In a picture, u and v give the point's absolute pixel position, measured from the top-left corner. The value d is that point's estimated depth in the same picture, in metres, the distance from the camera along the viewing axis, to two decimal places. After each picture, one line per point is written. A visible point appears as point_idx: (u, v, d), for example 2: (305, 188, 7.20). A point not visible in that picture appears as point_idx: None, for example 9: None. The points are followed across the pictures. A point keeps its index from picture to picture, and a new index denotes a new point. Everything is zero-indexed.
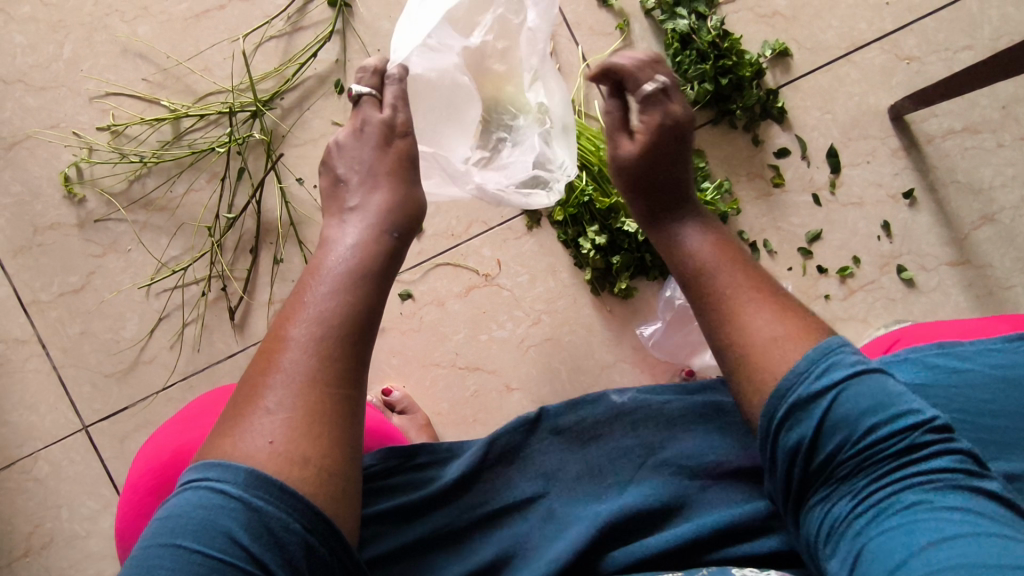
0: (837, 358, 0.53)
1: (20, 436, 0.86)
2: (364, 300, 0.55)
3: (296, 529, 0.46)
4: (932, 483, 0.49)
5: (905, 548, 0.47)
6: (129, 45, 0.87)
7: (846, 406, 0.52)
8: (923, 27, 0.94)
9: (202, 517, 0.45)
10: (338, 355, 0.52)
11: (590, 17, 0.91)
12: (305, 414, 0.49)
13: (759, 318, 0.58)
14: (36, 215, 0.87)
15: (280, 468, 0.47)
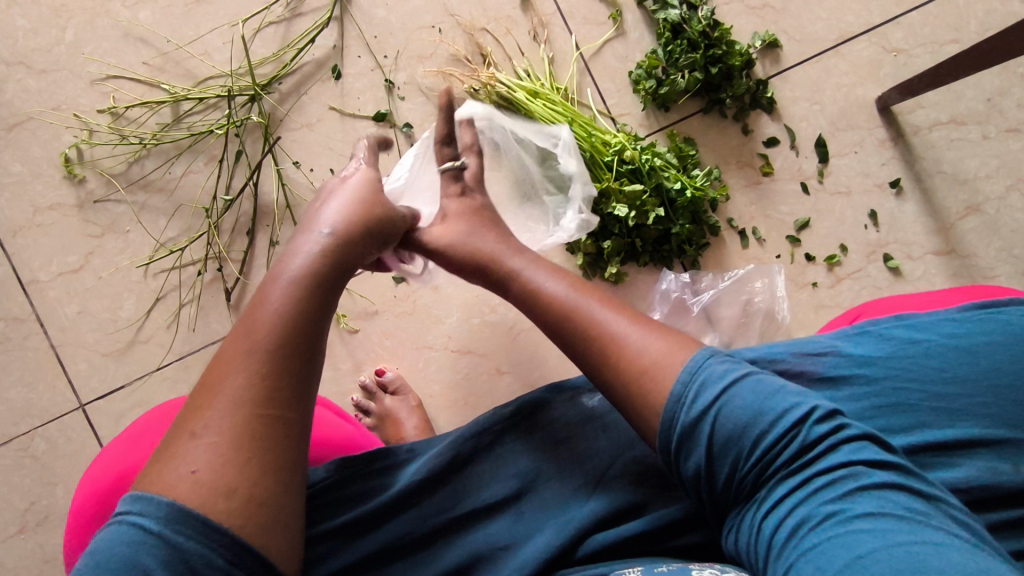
0: (702, 374, 0.49)
1: (17, 413, 0.87)
2: (309, 310, 0.52)
3: (218, 565, 0.42)
4: (839, 480, 0.44)
5: (827, 567, 0.39)
6: (130, 30, 0.89)
7: (735, 412, 0.47)
8: (909, 21, 0.96)
9: (122, 555, 0.41)
10: (285, 371, 0.49)
11: (583, 7, 0.93)
12: (240, 436, 0.46)
13: (634, 339, 0.54)
14: (36, 195, 0.88)
15: (192, 496, 0.43)
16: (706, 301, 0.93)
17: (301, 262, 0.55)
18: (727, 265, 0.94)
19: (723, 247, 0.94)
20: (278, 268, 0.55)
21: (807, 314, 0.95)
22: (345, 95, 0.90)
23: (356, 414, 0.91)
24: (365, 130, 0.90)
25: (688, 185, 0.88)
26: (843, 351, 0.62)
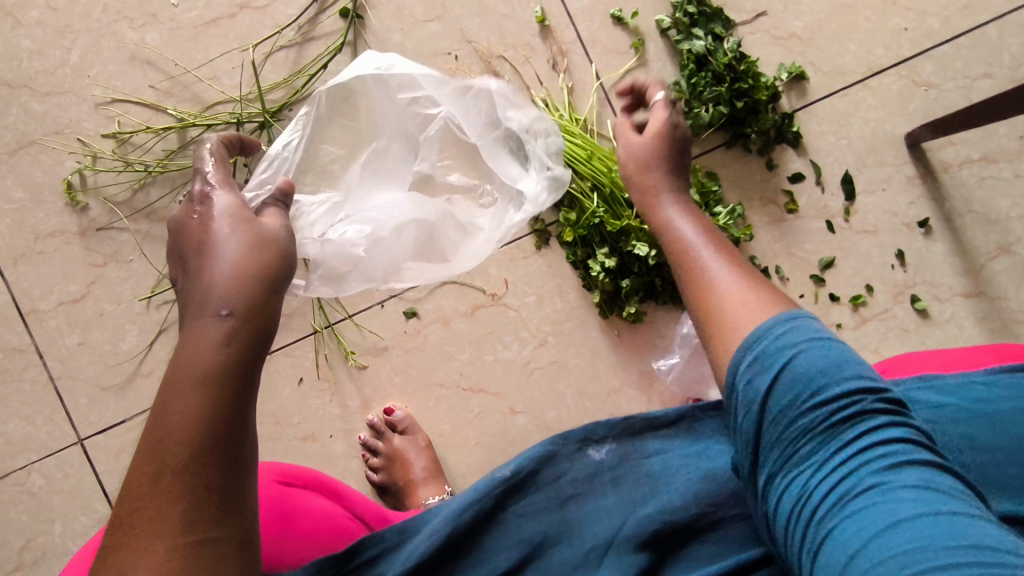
0: (790, 323, 0.57)
1: (14, 447, 0.85)
2: (220, 408, 0.50)
3: None
4: (889, 452, 0.50)
5: (869, 530, 0.46)
6: (137, 52, 0.86)
7: (803, 369, 0.53)
8: (941, 54, 0.93)
9: None
10: (206, 474, 0.48)
11: (604, 35, 0.90)
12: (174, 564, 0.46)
13: (725, 287, 0.64)
14: (38, 222, 0.85)
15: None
16: None
17: (201, 356, 0.50)
18: None
19: None
20: (177, 360, 0.51)
21: None
22: None
23: (363, 453, 0.88)
24: None
25: None
26: None
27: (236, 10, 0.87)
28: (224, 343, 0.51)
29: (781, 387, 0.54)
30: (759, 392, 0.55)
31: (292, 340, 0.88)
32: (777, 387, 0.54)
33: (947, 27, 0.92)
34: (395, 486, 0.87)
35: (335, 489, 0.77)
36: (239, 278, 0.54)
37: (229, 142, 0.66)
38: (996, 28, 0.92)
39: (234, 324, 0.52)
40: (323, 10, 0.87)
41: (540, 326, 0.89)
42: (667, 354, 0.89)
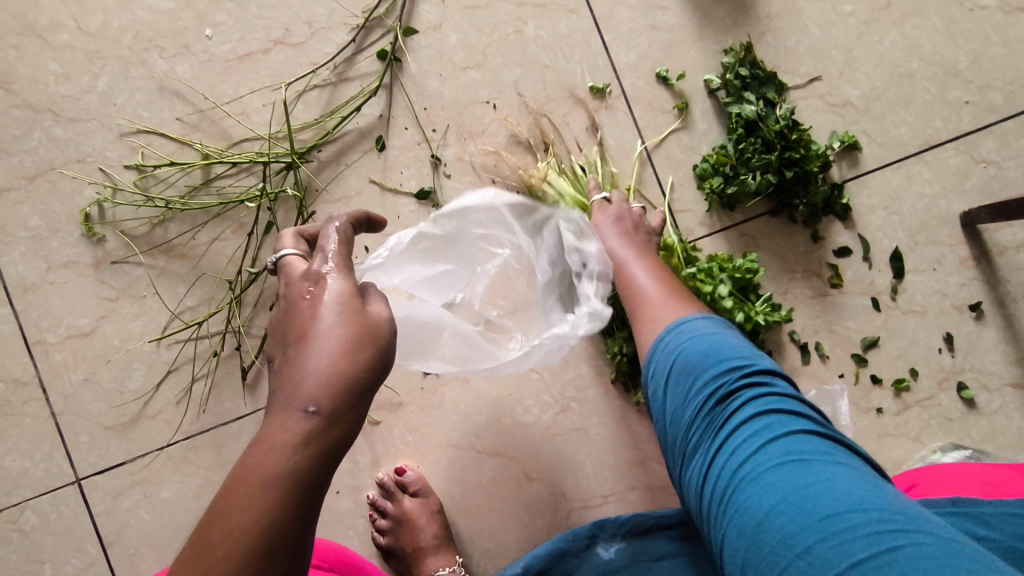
0: (680, 327, 0.67)
1: (8, 483, 0.81)
2: (281, 513, 0.46)
3: None
4: (761, 427, 0.57)
5: (751, 515, 0.52)
6: (166, 83, 0.83)
7: (688, 359, 0.64)
8: (1003, 130, 0.88)
9: None
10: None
11: (649, 92, 0.87)
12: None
13: (647, 293, 0.74)
14: (52, 251, 0.82)
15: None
16: None
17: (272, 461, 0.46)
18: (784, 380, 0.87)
19: (781, 361, 0.87)
20: (248, 457, 0.47)
21: (868, 442, 0.87)
22: (387, 169, 0.84)
23: (370, 513, 0.84)
24: (405, 209, 0.85)
25: (750, 316, 0.80)
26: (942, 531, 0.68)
27: (271, 45, 0.84)
28: (298, 448, 0.47)
29: (674, 390, 0.64)
30: (662, 400, 0.65)
31: None
32: (670, 391, 0.64)
33: (1011, 103, 0.88)
34: (402, 551, 0.82)
35: (357, 566, 0.83)
36: (335, 381, 0.50)
37: (357, 218, 0.59)
38: None
39: (317, 426, 0.49)
40: (360, 51, 0.85)
41: (563, 391, 0.85)
42: None
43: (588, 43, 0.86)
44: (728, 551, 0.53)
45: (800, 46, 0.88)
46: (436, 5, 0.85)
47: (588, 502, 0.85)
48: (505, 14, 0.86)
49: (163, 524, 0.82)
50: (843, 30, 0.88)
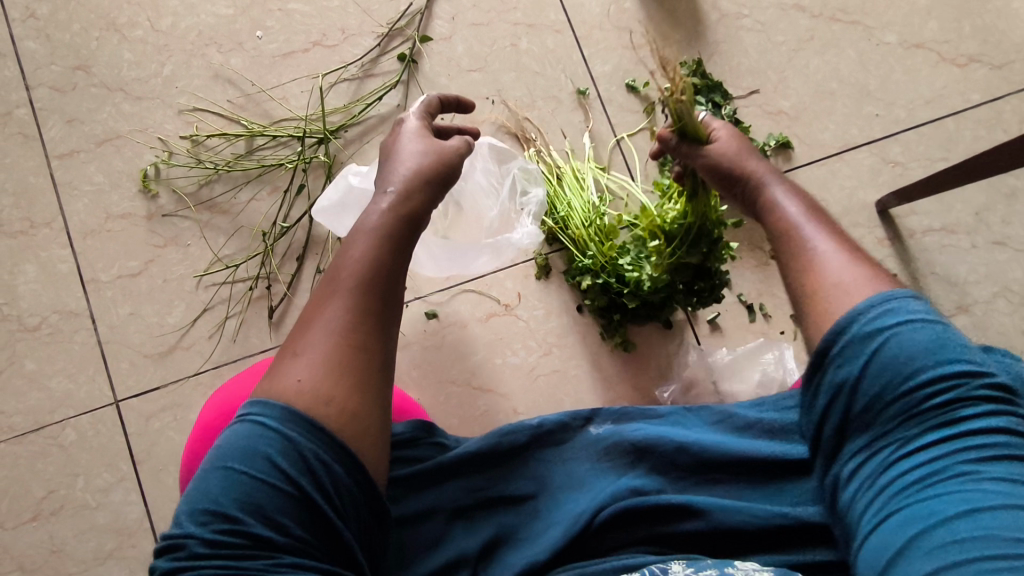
0: (900, 306, 0.56)
1: (54, 402, 0.92)
2: (382, 259, 0.59)
3: (325, 459, 0.50)
4: (989, 441, 0.51)
5: (938, 513, 0.50)
6: (220, 72, 1.01)
7: (911, 343, 0.54)
8: (907, 138, 1.08)
9: (245, 446, 0.49)
10: (371, 302, 0.56)
11: (620, 96, 1.06)
12: (336, 342, 0.54)
13: (831, 261, 0.61)
14: (112, 204, 0.96)
15: (309, 402, 0.51)
16: (724, 360, 0.98)
17: (375, 218, 0.61)
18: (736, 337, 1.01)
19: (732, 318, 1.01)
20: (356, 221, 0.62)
21: None
22: None
23: None
24: None
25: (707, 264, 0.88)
26: None
27: (310, 46, 1.02)
28: (382, 214, 0.61)
29: (878, 368, 0.55)
30: (859, 370, 0.56)
31: None
32: (874, 365, 0.55)
33: (912, 117, 1.08)
34: None
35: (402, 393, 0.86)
36: (417, 175, 0.65)
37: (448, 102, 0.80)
38: (954, 121, 1.08)
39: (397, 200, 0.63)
40: (383, 54, 1.03)
41: (545, 337, 0.99)
42: (668, 383, 0.98)
43: (570, 56, 1.06)
44: (891, 532, 0.52)
45: (741, 65, 1.08)
46: (447, 21, 1.05)
47: None
48: (503, 31, 1.05)
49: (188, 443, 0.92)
50: (776, 55, 1.09)
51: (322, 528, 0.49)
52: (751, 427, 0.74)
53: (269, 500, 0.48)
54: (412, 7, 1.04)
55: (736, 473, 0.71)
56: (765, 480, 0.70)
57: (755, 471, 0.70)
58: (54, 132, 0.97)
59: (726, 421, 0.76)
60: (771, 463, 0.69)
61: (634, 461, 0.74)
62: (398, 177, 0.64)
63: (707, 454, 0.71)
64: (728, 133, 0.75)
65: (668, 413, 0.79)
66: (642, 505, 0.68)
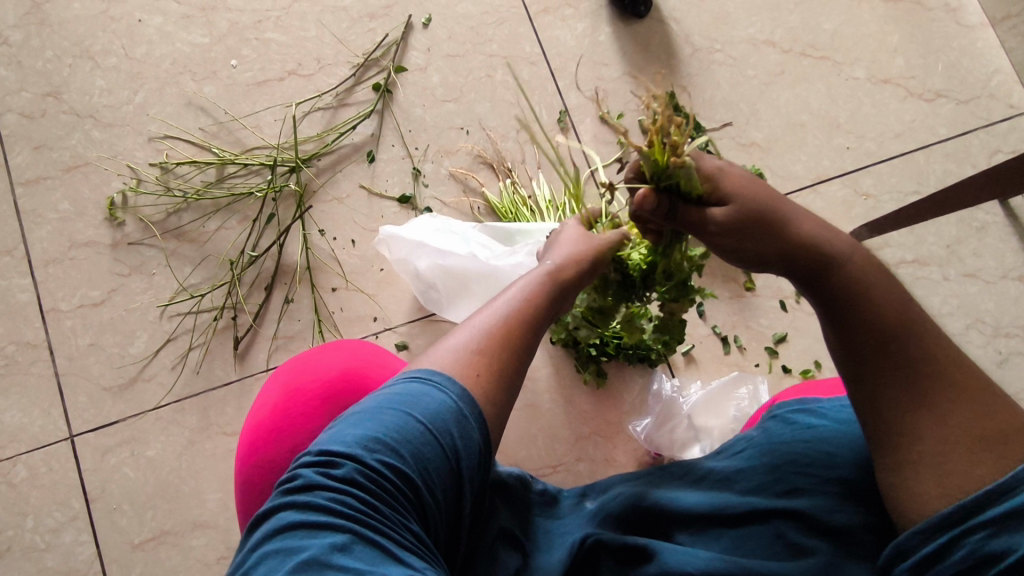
0: None
1: (6, 437, 0.89)
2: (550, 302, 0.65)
3: (475, 453, 0.55)
4: None
5: None
6: (193, 100, 1.00)
7: None
8: (878, 171, 1.09)
9: (430, 404, 0.54)
10: (525, 327, 0.61)
11: (594, 128, 1.06)
12: (490, 350, 0.58)
13: (936, 426, 0.51)
14: (76, 231, 0.94)
15: (473, 387, 0.56)
16: (696, 399, 0.97)
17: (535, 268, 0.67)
18: (710, 369, 1.00)
19: (705, 351, 1.00)
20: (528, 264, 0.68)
21: None
22: (375, 176, 1.00)
23: None
24: (388, 211, 1.00)
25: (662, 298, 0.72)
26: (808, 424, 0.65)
27: (285, 75, 1.02)
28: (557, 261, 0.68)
29: None
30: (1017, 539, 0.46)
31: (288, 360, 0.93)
32: None
33: (883, 150, 1.10)
34: None
35: None
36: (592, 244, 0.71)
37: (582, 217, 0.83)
38: (923, 155, 1.10)
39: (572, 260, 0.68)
40: (358, 83, 1.03)
41: None
42: (639, 417, 0.97)
43: (545, 87, 1.07)
44: None
45: (714, 99, 1.10)
46: (423, 52, 1.05)
47: (539, 471, 0.95)
48: (479, 62, 1.06)
49: (145, 480, 0.88)
50: (748, 88, 1.11)
51: (453, 499, 0.54)
52: (707, 477, 0.69)
53: (435, 457, 0.52)
54: (388, 38, 1.04)
55: (703, 527, 0.64)
56: (716, 528, 0.64)
57: (710, 520, 0.64)
58: (21, 158, 0.96)
59: (688, 475, 0.70)
60: (721, 515, 0.63)
61: (618, 523, 0.69)
62: (566, 243, 0.70)
63: (667, 507, 0.67)
64: (738, 181, 0.56)
65: (644, 475, 0.75)
66: (615, 541, 0.65)
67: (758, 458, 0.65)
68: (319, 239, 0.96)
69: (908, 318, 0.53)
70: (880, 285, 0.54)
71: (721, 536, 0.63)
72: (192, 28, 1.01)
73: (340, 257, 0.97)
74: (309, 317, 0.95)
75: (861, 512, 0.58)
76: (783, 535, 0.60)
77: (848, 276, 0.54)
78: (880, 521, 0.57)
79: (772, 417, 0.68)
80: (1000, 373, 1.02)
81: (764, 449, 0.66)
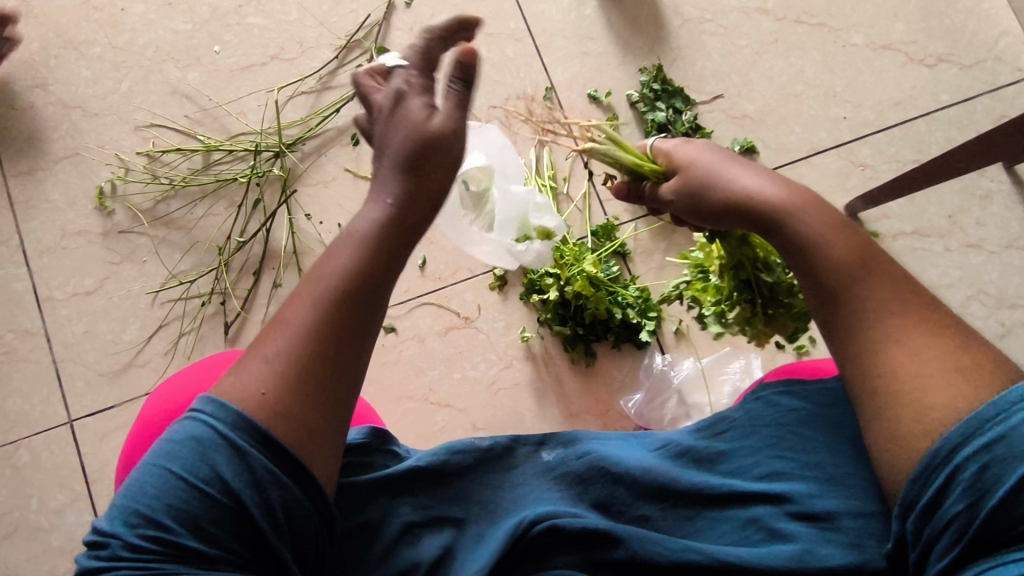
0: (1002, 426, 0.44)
1: (8, 422, 0.91)
2: (370, 269, 0.52)
3: (276, 472, 0.46)
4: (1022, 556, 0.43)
5: None
6: (178, 88, 1.00)
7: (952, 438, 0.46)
8: (876, 140, 1.06)
9: (193, 449, 0.45)
10: (339, 321, 0.50)
11: (581, 104, 1.04)
12: (303, 367, 0.48)
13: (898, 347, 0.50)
14: (67, 221, 0.96)
15: (255, 409, 0.47)
16: (687, 372, 0.97)
17: (369, 223, 0.53)
18: (703, 346, 0.98)
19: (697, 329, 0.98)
20: (352, 223, 0.54)
21: None
22: (360, 160, 1.00)
23: None
24: None
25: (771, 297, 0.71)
26: (786, 404, 0.63)
27: (268, 60, 1.02)
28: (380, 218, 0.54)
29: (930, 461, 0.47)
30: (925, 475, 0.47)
31: None
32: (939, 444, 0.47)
33: (881, 118, 1.06)
34: None
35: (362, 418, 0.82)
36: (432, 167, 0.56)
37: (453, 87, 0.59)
38: (924, 123, 1.06)
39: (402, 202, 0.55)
40: (341, 66, 1.02)
41: (504, 350, 0.98)
42: (629, 392, 0.96)
43: (530, 64, 1.05)
44: None
45: (705, 70, 1.07)
46: (405, 32, 1.04)
47: None
48: None
49: None
50: (740, 58, 1.08)
51: (256, 538, 0.45)
52: (685, 452, 0.65)
53: (204, 509, 0.44)
54: (370, 19, 1.03)
55: (675, 503, 0.62)
56: (692, 507, 0.61)
57: (684, 497, 0.62)
58: (11, 150, 0.97)
59: (665, 447, 0.66)
60: (696, 491, 0.61)
61: (579, 488, 0.65)
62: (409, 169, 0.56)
63: (638, 478, 0.63)
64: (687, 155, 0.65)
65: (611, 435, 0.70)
66: (573, 526, 0.60)
67: (741, 439, 0.63)
68: (304, 223, 0.97)
69: (868, 250, 0.53)
70: (830, 230, 0.54)
71: (696, 515, 0.61)
72: (175, 16, 1.01)
73: (326, 241, 0.97)
74: None
75: (843, 497, 0.57)
76: (757, 519, 0.59)
77: (799, 225, 0.55)
78: (863, 504, 0.56)
79: (755, 397, 0.65)
80: (1003, 345, 0.99)
81: (745, 431, 0.63)
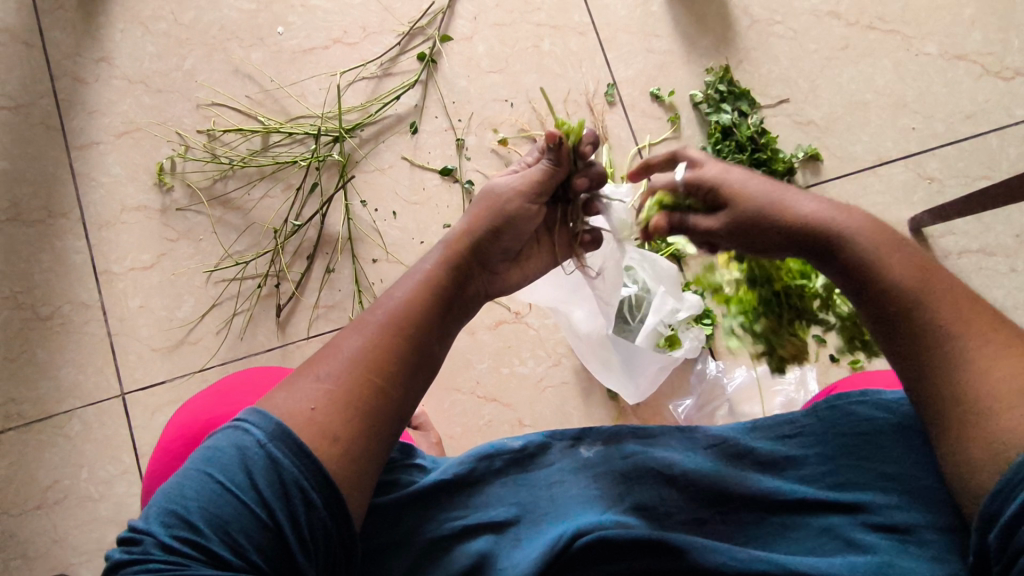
0: None
1: (62, 392, 0.92)
2: (426, 312, 0.59)
3: (305, 485, 0.50)
4: None
5: None
6: (240, 67, 1.00)
7: None
8: (944, 153, 1.03)
9: (230, 457, 0.50)
10: (389, 359, 0.56)
11: (643, 102, 1.03)
12: (348, 397, 0.53)
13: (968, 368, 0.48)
14: (127, 196, 0.97)
15: (302, 425, 0.52)
16: (741, 380, 0.95)
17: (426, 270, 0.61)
18: None
19: None
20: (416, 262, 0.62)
21: None
22: (417, 148, 0.99)
23: None
24: (430, 182, 0.98)
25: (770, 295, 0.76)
26: (870, 414, 0.61)
27: (330, 43, 1.01)
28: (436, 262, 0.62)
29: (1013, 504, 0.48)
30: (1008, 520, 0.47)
31: (329, 328, 0.95)
32: None
33: (952, 131, 1.03)
34: None
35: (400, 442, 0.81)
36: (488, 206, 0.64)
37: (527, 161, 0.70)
38: (996, 138, 1.03)
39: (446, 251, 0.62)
40: (403, 53, 1.01)
41: (554, 347, 0.97)
42: (680, 397, 0.95)
43: (592, 60, 1.03)
44: None
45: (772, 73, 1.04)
46: (468, 21, 1.03)
47: None
48: (526, 31, 1.03)
49: None
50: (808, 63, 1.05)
51: (282, 545, 0.49)
52: (744, 454, 0.63)
53: (234, 516, 0.48)
54: (434, 6, 1.02)
55: (739, 506, 0.60)
56: (760, 511, 0.60)
57: (746, 502, 0.60)
58: (75, 123, 0.98)
59: (720, 445, 0.64)
60: (764, 499, 0.60)
61: (632, 485, 0.63)
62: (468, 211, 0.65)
63: (693, 480, 0.61)
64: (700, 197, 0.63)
65: (658, 431, 0.67)
66: (623, 537, 0.58)
67: (814, 447, 0.62)
68: (360, 210, 0.97)
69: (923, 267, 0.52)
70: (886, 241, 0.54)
71: (765, 521, 0.59)
72: None
73: (381, 228, 0.97)
74: (349, 287, 0.95)
75: (926, 511, 0.55)
76: (833, 529, 0.58)
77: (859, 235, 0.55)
78: (953, 518, 0.54)
79: (829, 404, 0.63)
80: None
81: (818, 438, 0.62)
